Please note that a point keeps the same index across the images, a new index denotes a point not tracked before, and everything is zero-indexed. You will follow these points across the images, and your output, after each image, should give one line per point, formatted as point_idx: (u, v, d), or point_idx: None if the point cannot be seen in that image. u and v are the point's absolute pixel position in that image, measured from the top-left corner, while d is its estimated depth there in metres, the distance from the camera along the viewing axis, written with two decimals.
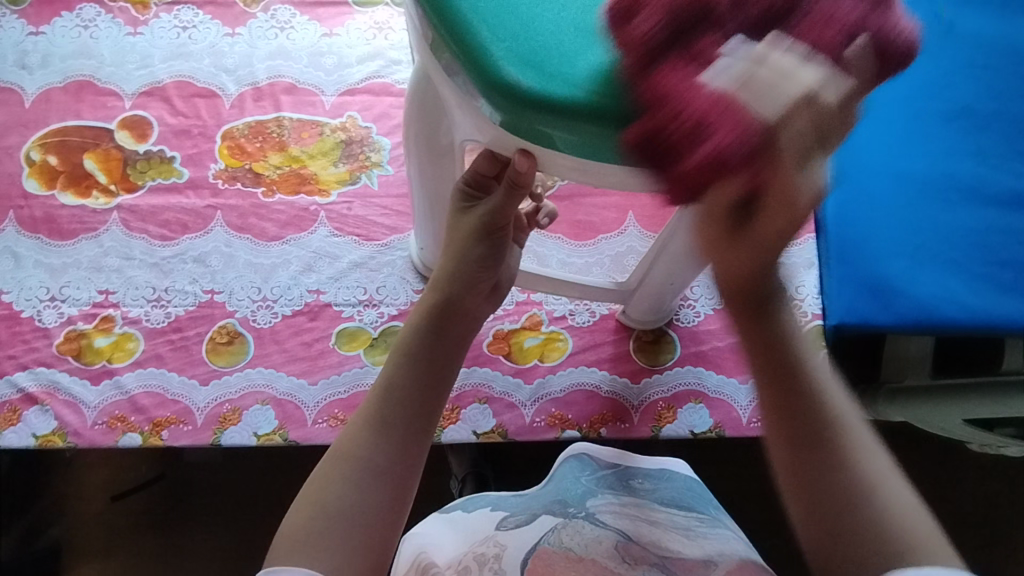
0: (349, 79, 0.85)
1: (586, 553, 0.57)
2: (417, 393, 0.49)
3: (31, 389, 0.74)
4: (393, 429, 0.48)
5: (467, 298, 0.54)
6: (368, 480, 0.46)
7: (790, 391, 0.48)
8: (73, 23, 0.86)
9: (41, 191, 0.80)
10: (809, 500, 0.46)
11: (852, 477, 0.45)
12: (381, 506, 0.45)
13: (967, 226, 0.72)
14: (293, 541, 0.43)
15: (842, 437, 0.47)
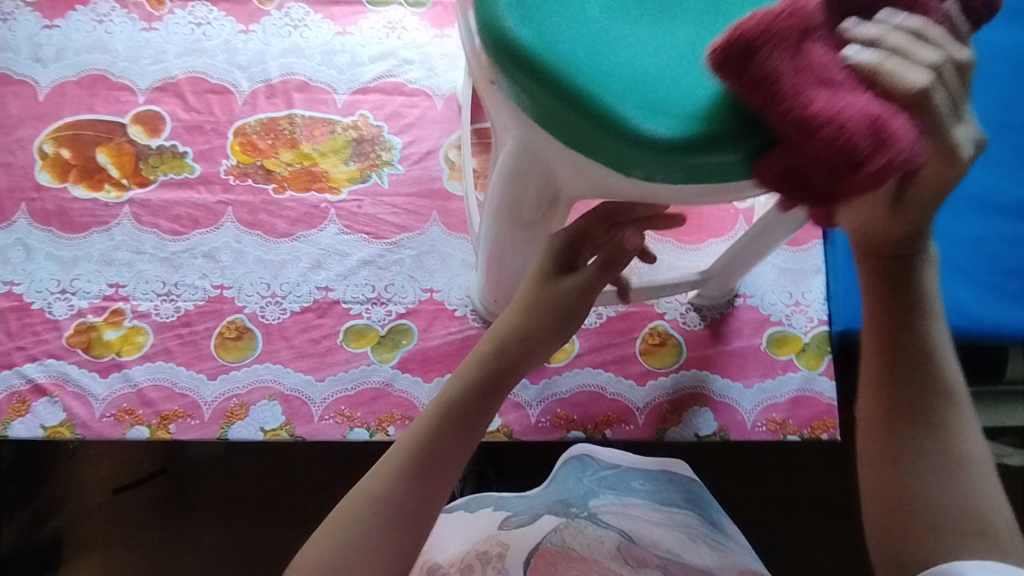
0: (362, 78, 0.86)
1: (588, 553, 0.58)
2: (454, 448, 0.47)
3: (40, 380, 0.74)
4: (426, 482, 0.45)
5: (522, 361, 0.50)
6: (398, 524, 0.44)
7: (898, 352, 0.44)
8: (88, 17, 0.86)
9: (53, 184, 0.80)
10: (896, 457, 0.43)
11: (945, 452, 0.42)
12: (404, 546, 0.44)
13: (972, 235, 0.72)
14: (314, 573, 0.43)
15: (948, 406, 0.44)
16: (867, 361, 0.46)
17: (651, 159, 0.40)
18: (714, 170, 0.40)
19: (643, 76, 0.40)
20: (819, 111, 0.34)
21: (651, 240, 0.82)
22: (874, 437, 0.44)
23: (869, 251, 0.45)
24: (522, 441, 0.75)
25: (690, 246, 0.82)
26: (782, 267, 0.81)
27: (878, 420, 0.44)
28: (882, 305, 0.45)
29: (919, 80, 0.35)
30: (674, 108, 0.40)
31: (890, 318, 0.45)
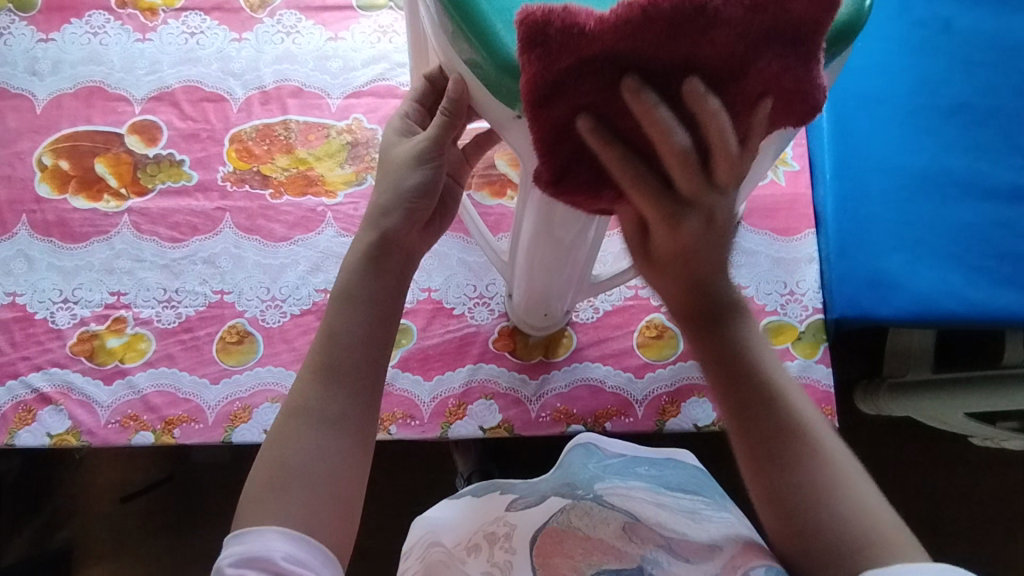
0: (355, 82, 0.87)
1: (594, 533, 0.57)
2: (360, 339, 0.49)
3: (45, 389, 0.75)
4: (340, 378, 0.48)
5: (404, 235, 0.52)
6: (330, 380, 0.48)
7: (745, 409, 0.47)
8: (83, 30, 0.87)
9: (53, 196, 0.81)
10: (778, 507, 0.46)
11: (818, 488, 0.45)
12: (346, 405, 0.48)
13: (966, 220, 0.73)
14: (280, 445, 0.46)
15: (807, 439, 0.46)
16: (726, 421, 0.48)
17: None
18: None
19: None
20: (692, 89, 0.37)
21: None
22: (757, 488, 0.47)
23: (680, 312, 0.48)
24: (523, 435, 0.75)
25: None
26: (776, 256, 0.81)
27: (752, 476, 0.47)
28: (714, 365, 0.48)
29: (675, 140, 0.38)
30: None
31: (722, 371, 0.48)
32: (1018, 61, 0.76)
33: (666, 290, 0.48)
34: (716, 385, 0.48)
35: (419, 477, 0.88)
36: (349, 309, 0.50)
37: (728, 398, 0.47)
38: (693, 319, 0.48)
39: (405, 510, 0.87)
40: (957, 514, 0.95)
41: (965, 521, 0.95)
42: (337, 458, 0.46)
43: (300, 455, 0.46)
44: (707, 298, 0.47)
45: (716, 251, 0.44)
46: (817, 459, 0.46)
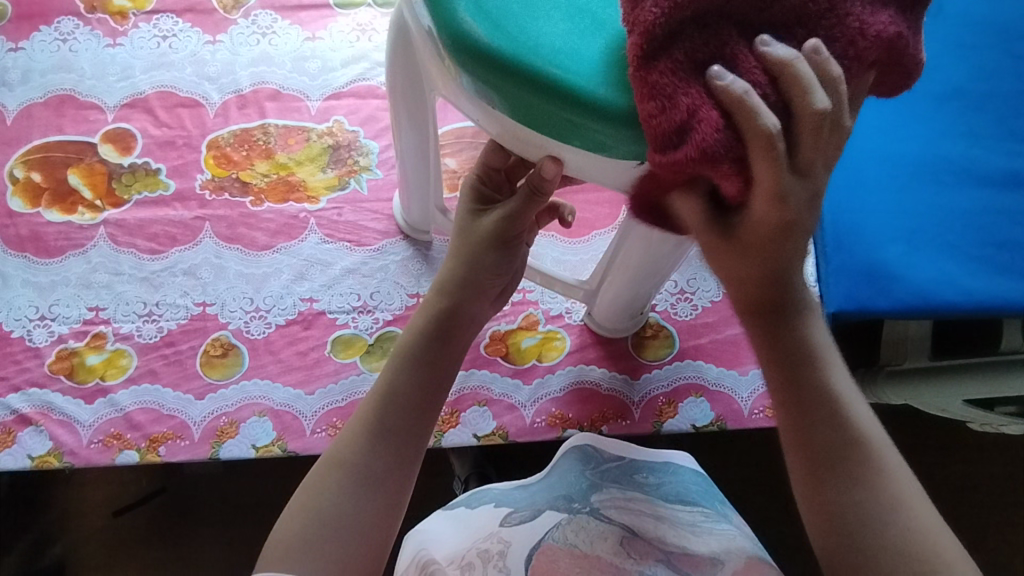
0: (335, 83, 0.84)
1: (591, 550, 0.55)
2: (416, 399, 0.50)
3: (24, 410, 0.73)
4: (390, 436, 0.49)
5: (471, 304, 0.54)
6: (379, 439, 0.48)
7: (808, 412, 0.46)
8: (52, 37, 0.84)
9: (25, 210, 0.79)
10: (836, 522, 0.44)
11: (879, 506, 0.43)
12: (390, 466, 0.48)
13: (964, 208, 0.71)
14: (312, 496, 0.46)
15: (868, 454, 0.45)
16: (785, 423, 0.47)
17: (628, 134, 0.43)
18: None
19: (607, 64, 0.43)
20: (783, 55, 0.38)
21: None
22: (816, 505, 0.45)
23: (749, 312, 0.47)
24: (518, 442, 0.74)
25: None
26: None
27: (810, 486, 0.45)
28: (778, 370, 0.47)
29: (765, 118, 0.37)
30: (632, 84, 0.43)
31: (791, 374, 0.46)
32: (1011, 44, 0.75)
33: (731, 287, 0.46)
34: (776, 387, 0.47)
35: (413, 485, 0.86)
36: (413, 379, 0.51)
37: (790, 406, 0.46)
38: (762, 321, 0.46)
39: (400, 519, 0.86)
40: (959, 504, 0.94)
41: (965, 510, 0.94)
42: (367, 516, 0.46)
43: (331, 507, 0.46)
44: (776, 296, 0.45)
45: (790, 245, 0.43)
46: (883, 471, 0.44)
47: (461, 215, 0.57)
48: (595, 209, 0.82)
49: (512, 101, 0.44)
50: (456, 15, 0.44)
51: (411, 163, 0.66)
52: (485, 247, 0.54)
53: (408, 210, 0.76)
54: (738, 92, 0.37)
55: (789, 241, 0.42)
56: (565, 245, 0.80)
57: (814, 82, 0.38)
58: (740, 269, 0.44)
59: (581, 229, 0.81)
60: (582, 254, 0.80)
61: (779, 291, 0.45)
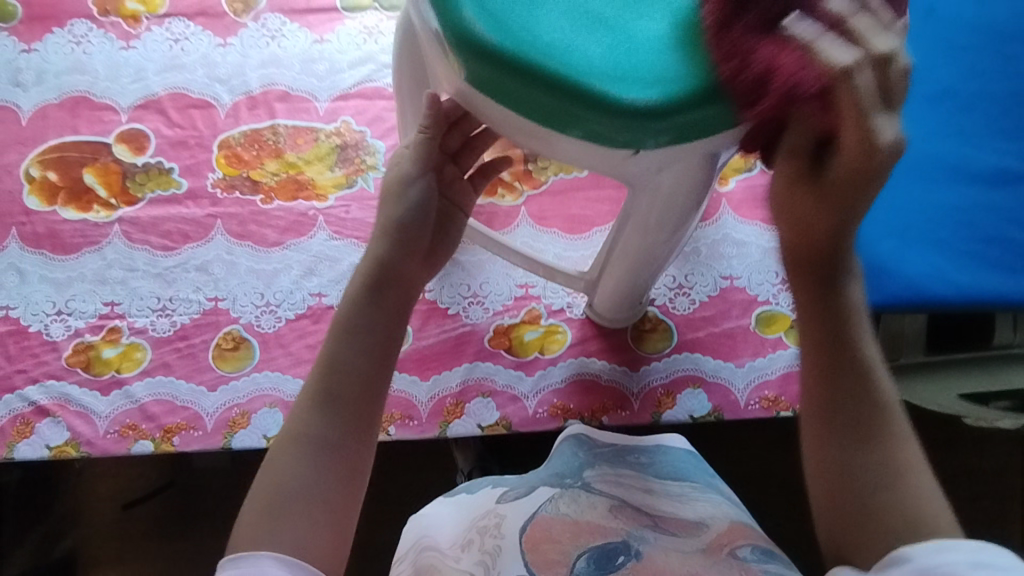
0: (342, 84, 0.86)
1: (581, 517, 0.57)
2: (361, 363, 0.50)
3: (42, 402, 0.75)
4: (338, 402, 0.49)
5: (404, 264, 0.54)
6: (328, 406, 0.48)
7: (831, 367, 0.48)
8: (66, 39, 0.87)
9: (42, 208, 0.81)
10: (839, 468, 0.46)
11: (892, 461, 0.45)
12: (339, 430, 0.48)
13: (953, 205, 0.74)
14: (274, 473, 0.47)
15: (883, 413, 0.46)
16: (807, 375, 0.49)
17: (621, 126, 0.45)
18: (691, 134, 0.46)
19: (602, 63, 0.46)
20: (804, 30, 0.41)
21: None
22: (822, 450, 0.47)
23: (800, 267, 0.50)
24: (521, 432, 0.76)
25: None
26: (765, 247, 0.83)
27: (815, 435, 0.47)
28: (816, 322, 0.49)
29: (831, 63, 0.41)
30: (625, 80, 0.46)
31: (826, 324, 0.49)
32: (1001, 46, 0.77)
33: (788, 238, 0.49)
34: (809, 340, 0.49)
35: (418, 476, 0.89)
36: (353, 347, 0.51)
37: (817, 358, 0.48)
38: (811, 274, 0.49)
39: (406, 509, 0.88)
40: (953, 496, 0.96)
41: (958, 500, 0.96)
42: (325, 481, 0.47)
43: (292, 481, 0.46)
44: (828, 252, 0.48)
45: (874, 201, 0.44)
46: (894, 431, 0.46)
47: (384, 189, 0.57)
48: (596, 207, 0.84)
49: (513, 94, 0.46)
50: (460, 13, 0.46)
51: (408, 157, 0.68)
52: (400, 213, 0.55)
53: None
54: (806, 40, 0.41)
55: (854, 199, 0.45)
56: (567, 242, 0.82)
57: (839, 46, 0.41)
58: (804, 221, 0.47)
59: (582, 226, 0.83)
60: (584, 250, 0.82)
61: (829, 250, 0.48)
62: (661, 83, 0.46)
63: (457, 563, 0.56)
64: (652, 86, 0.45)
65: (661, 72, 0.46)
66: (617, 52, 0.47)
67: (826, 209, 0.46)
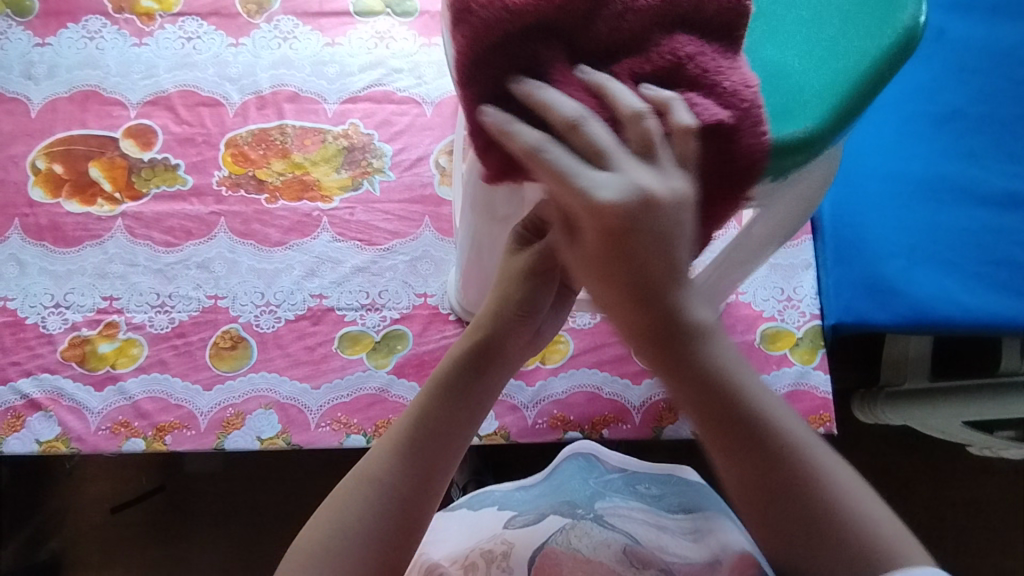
0: (352, 87, 0.87)
1: (594, 555, 0.53)
2: (448, 421, 0.47)
3: (35, 395, 0.74)
4: (420, 454, 0.46)
5: (508, 343, 0.51)
6: (409, 458, 0.45)
7: (728, 423, 0.43)
8: (80, 35, 0.87)
9: (46, 200, 0.81)
10: (771, 521, 0.43)
11: (816, 505, 0.42)
12: (414, 485, 0.45)
13: (963, 226, 0.73)
14: (337, 506, 0.44)
15: (802, 457, 0.43)
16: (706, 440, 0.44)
17: None
18: None
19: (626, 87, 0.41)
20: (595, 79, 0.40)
21: None
22: (756, 506, 0.44)
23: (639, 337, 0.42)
24: (520, 442, 0.75)
25: None
26: (772, 263, 0.82)
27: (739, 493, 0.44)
28: (695, 391, 0.43)
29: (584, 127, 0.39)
30: None
31: (702, 405, 0.43)
32: (1008, 68, 0.76)
33: (614, 308, 0.42)
34: (688, 407, 0.44)
35: None
36: (434, 397, 0.48)
37: (710, 420, 0.43)
38: (649, 341, 0.42)
39: None
40: (960, 526, 0.94)
41: (964, 530, 0.94)
42: (388, 529, 0.44)
43: (358, 522, 0.43)
44: (660, 311, 0.41)
45: (660, 246, 0.39)
46: (812, 473, 0.42)
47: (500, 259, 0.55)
48: None
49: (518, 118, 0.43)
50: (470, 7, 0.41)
51: (467, 237, 0.63)
52: (513, 290, 0.51)
53: (464, 295, 0.75)
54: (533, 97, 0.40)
55: (658, 247, 0.39)
56: None
57: (623, 89, 0.39)
58: (631, 290, 0.40)
59: None
60: None
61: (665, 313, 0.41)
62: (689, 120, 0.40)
63: None
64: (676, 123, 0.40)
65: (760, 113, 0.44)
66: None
67: (625, 274, 0.40)
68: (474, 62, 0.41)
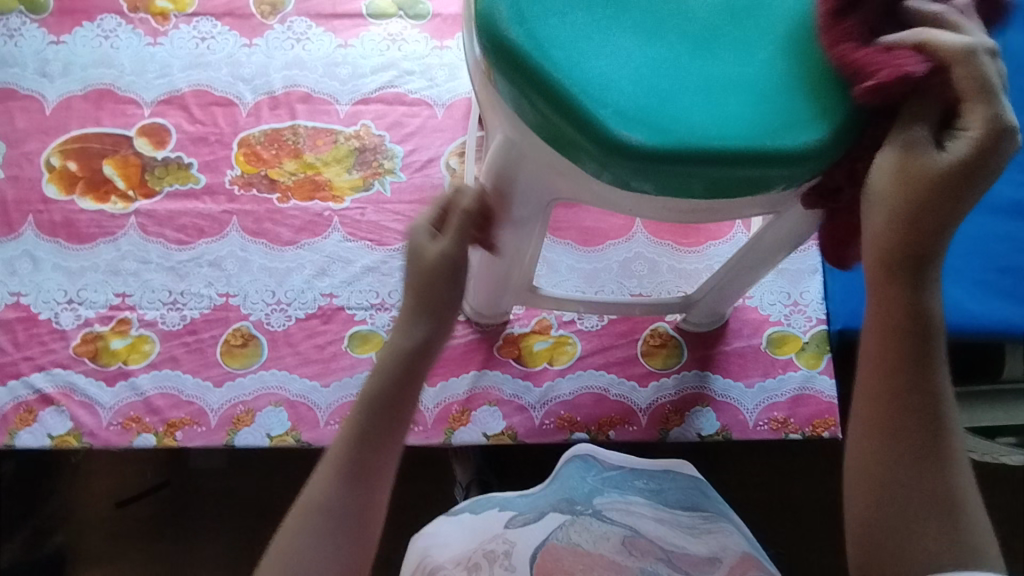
0: (364, 89, 0.87)
1: (594, 548, 0.56)
2: (372, 441, 0.47)
3: (48, 389, 0.75)
4: (355, 478, 0.46)
5: (430, 348, 0.49)
6: (348, 484, 0.46)
7: (908, 376, 0.43)
8: (95, 33, 0.88)
9: (60, 196, 0.82)
10: (881, 483, 0.43)
11: (934, 488, 0.42)
12: (352, 507, 0.46)
13: (967, 234, 0.74)
14: (283, 547, 0.45)
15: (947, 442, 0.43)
16: (870, 385, 0.44)
17: (638, 169, 0.42)
18: (720, 183, 0.43)
19: (651, 93, 0.43)
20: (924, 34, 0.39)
21: (650, 242, 0.83)
22: (880, 463, 0.43)
23: (881, 255, 0.42)
24: (527, 442, 0.75)
25: (688, 249, 0.83)
26: (779, 268, 0.82)
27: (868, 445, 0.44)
28: (902, 335, 0.43)
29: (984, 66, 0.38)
30: (667, 123, 0.42)
31: (897, 350, 0.43)
32: None
33: (878, 221, 0.42)
34: (882, 348, 0.43)
35: (418, 490, 0.86)
36: (367, 415, 0.47)
37: (893, 369, 0.43)
38: (889, 269, 0.42)
39: (404, 522, 0.85)
40: None
41: None
42: (337, 557, 0.45)
43: (310, 560, 0.45)
44: (920, 244, 0.41)
45: (947, 203, 0.39)
46: (949, 460, 0.43)
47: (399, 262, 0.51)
48: (610, 220, 0.84)
49: (534, 120, 0.44)
50: (493, 16, 0.43)
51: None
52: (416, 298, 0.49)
53: (474, 296, 0.75)
54: (918, 36, 0.39)
55: (950, 201, 0.39)
56: (580, 254, 0.82)
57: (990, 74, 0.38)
58: (896, 218, 0.41)
59: (595, 239, 0.83)
60: (596, 263, 0.82)
61: (920, 243, 0.41)
62: (705, 125, 0.42)
63: None
64: (693, 125, 0.42)
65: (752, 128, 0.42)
66: (715, 101, 0.43)
67: (909, 210, 0.40)
68: (497, 68, 0.43)
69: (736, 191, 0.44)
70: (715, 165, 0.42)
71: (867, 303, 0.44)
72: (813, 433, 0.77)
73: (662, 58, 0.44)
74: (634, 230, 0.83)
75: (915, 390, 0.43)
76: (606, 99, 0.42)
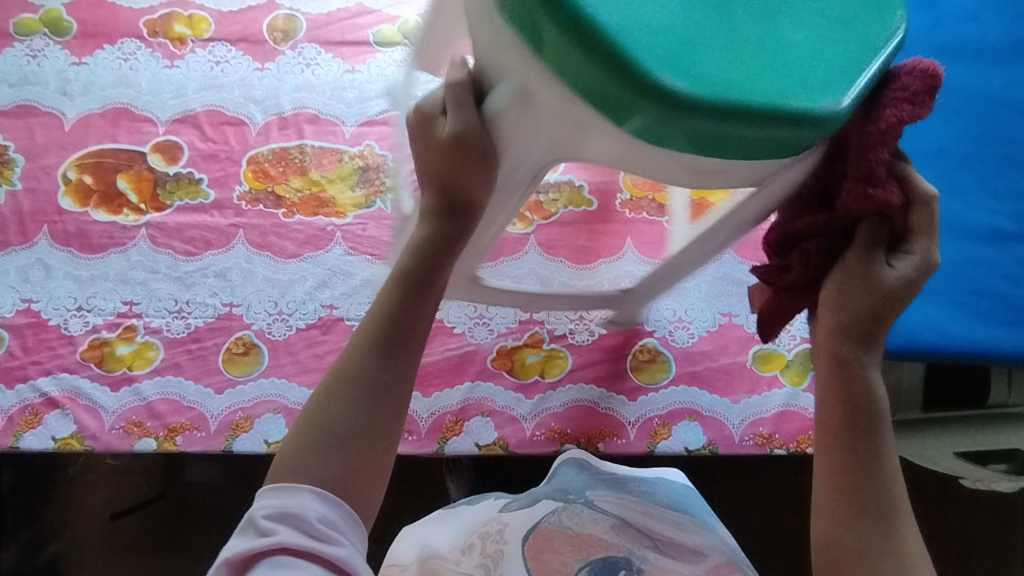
0: (369, 111, 0.92)
1: (583, 530, 0.59)
2: (399, 318, 0.51)
3: (53, 393, 0.77)
4: (389, 351, 0.50)
5: (454, 235, 0.54)
6: (384, 352, 0.50)
7: (856, 443, 0.49)
8: (115, 56, 0.93)
9: (74, 208, 0.85)
10: (837, 537, 0.48)
11: (881, 547, 0.47)
12: (385, 372, 0.49)
13: (947, 258, 0.77)
14: (322, 411, 0.48)
15: (895, 508, 0.48)
16: (823, 447, 0.50)
17: (669, 117, 0.42)
18: (748, 140, 0.43)
19: (685, 50, 0.43)
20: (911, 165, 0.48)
21: (641, 261, 0.86)
22: (838, 522, 0.48)
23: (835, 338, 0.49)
24: (518, 453, 0.77)
25: None
26: None
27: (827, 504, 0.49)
28: (850, 408, 0.49)
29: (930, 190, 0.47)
30: (698, 76, 0.42)
31: (847, 419, 0.49)
32: (991, 111, 0.81)
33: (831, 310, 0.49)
34: (832, 415, 0.50)
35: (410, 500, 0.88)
36: (398, 287, 0.52)
37: (845, 434, 0.49)
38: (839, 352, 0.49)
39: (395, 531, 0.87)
40: (949, 555, 0.96)
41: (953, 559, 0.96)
42: (369, 423, 0.48)
43: (342, 420, 0.48)
44: (863, 330, 0.49)
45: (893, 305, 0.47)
46: (896, 523, 0.48)
47: (421, 177, 0.58)
48: (602, 239, 0.87)
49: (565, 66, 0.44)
50: None
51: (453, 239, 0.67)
52: (434, 193, 0.54)
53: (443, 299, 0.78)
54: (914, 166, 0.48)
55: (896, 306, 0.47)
56: (572, 271, 0.85)
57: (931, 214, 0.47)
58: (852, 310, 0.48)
59: (588, 257, 0.86)
60: (588, 280, 0.85)
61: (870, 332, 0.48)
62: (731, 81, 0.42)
63: (457, 565, 0.57)
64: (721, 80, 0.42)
65: (776, 90, 0.43)
66: (739, 61, 0.43)
67: (863, 305, 0.48)
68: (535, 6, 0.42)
69: (759, 151, 0.44)
70: (744, 121, 0.42)
71: (818, 379, 0.51)
72: (799, 449, 0.79)
73: (693, 18, 0.44)
74: (625, 249, 0.87)
75: (867, 456, 0.48)
76: (644, 47, 0.42)
